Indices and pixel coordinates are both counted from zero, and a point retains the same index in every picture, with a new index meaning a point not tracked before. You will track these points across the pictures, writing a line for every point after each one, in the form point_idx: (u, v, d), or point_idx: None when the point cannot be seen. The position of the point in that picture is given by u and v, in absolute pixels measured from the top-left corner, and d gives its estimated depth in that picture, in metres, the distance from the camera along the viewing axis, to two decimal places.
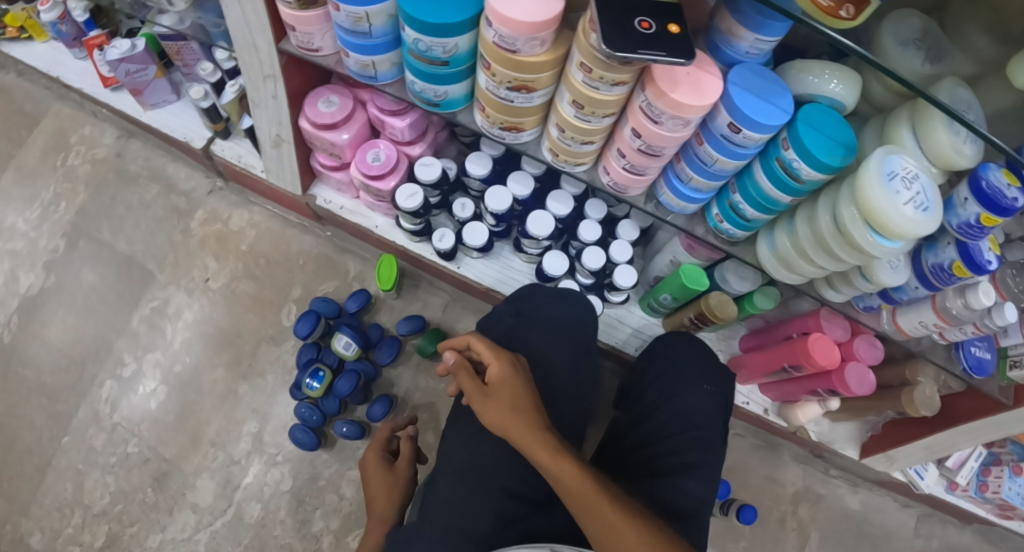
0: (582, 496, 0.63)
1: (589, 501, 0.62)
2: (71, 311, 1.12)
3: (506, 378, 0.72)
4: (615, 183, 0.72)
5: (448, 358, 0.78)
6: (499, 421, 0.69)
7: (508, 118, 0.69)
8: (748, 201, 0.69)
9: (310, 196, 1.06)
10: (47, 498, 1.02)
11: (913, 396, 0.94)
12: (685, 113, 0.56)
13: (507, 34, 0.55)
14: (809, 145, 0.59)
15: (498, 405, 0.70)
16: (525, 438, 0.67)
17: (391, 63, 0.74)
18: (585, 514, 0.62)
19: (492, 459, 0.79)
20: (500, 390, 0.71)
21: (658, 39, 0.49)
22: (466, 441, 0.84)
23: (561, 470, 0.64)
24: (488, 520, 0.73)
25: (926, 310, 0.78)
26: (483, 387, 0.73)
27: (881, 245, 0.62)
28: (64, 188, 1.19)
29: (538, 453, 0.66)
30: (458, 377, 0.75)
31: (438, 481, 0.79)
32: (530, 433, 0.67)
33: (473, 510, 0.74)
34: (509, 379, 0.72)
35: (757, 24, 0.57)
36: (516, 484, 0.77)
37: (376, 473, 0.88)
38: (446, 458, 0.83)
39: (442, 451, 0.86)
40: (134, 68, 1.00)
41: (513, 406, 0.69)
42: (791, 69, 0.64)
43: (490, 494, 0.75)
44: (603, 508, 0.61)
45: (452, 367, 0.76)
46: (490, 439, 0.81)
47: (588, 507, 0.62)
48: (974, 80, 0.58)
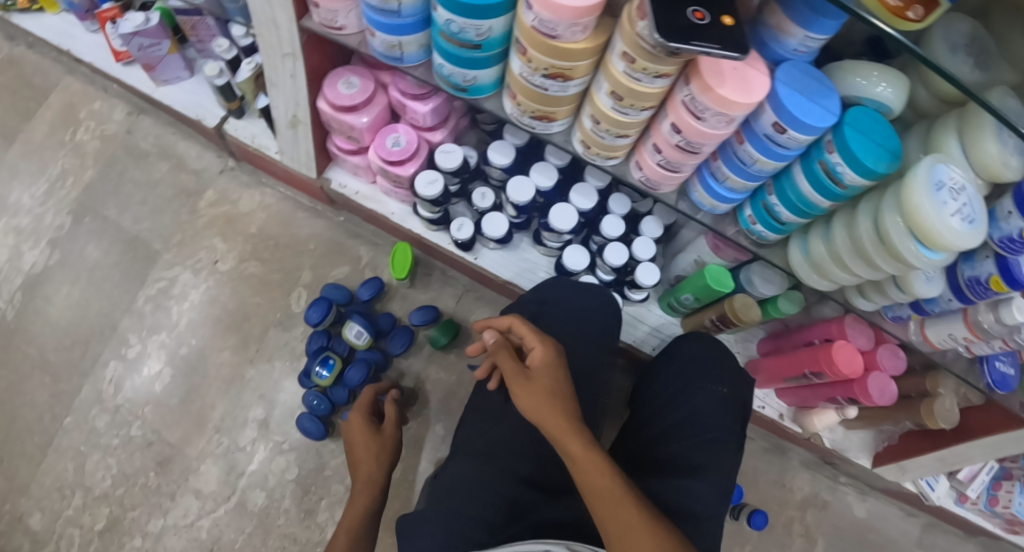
0: (605, 494, 0.61)
1: (612, 502, 0.61)
2: (76, 289, 1.09)
3: (548, 364, 0.71)
4: (647, 179, 0.70)
5: (489, 338, 0.78)
6: (535, 404, 0.67)
7: (540, 108, 0.67)
8: (785, 203, 0.67)
9: (325, 178, 1.04)
10: (48, 478, 1.00)
11: (932, 407, 0.92)
12: (731, 110, 0.53)
13: (548, 18, 0.52)
14: (855, 149, 0.57)
15: (537, 390, 0.68)
16: (556, 424, 0.65)
17: (419, 45, 0.71)
18: (602, 512, 0.61)
19: (510, 445, 0.78)
20: (541, 375, 0.69)
21: (712, 31, 0.46)
22: (484, 429, 0.82)
23: (588, 462, 0.63)
24: (500, 508, 0.69)
25: (957, 323, 0.76)
26: (525, 370, 0.71)
27: (922, 256, 0.60)
28: (72, 164, 1.16)
29: (566, 442, 0.64)
30: (496, 357, 0.74)
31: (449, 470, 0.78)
32: (563, 423, 0.65)
33: (482, 496, 0.70)
34: (554, 364, 0.70)
35: (808, 20, 0.54)
36: (534, 472, 0.75)
37: (359, 438, 0.88)
38: (463, 444, 0.82)
39: (456, 440, 0.84)
40: (147, 43, 0.97)
41: (554, 394, 0.68)
42: (836, 70, 0.62)
43: (505, 481, 0.72)
44: (625, 509, 0.60)
45: (492, 349, 0.75)
46: (511, 424, 0.81)
47: (606, 506, 0.61)
48: None
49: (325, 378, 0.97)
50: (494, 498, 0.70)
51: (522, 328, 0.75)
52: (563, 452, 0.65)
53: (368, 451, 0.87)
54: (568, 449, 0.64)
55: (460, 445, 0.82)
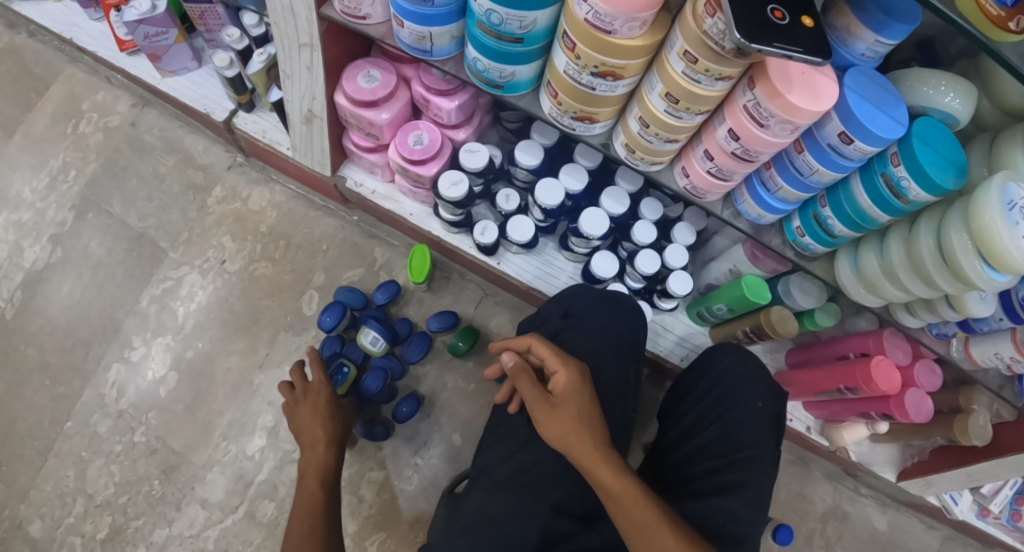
0: (639, 521, 0.59)
1: (648, 529, 0.59)
2: (78, 287, 1.05)
3: (574, 389, 0.65)
4: (693, 186, 0.69)
5: (506, 360, 0.70)
6: (564, 434, 0.62)
7: (583, 107, 0.64)
8: (839, 216, 0.64)
9: (339, 177, 0.99)
10: (48, 485, 0.96)
11: (966, 424, 0.89)
12: (797, 118, 0.50)
13: (605, 11, 0.49)
14: (923, 162, 0.53)
15: (566, 419, 0.63)
16: (585, 453, 0.61)
17: (450, 37, 0.67)
18: (639, 543, 0.59)
19: (540, 471, 0.74)
20: (567, 403, 0.64)
21: (794, 30, 0.45)
22: (508, 453, 0.78)
23: (623, 491, 0.60)
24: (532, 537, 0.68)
25: (1005, 343, 0.72)
26: (549, 396, 0.66)
27: (987, 277, 0.56)
28: (74, 157, 1.11)
29: (598, 471, 0.61)
30: (517, 382, 0.67)
31: (475, 493, 0.74)
32: (594, 452, 0.61)
33: (515, 527, 0.68)
34: (579, 389, 0.65)
35: (880, 24, 0.51)
36: (562, 500, 0.72)
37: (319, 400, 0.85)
38: (486, 470, 0.78)
39: (478, 467, 0.81)
40: (153, 31, 0.92)
41: (583, 420, 0.63)
42: (901, 78, 0.58)
43: (538, 511, 0.70)
44: (663, 536, 0.59)
45: (511, 374, 0.68)
46: (535, 451, 0.76)
47: (643, 535, 0.59)
48: None
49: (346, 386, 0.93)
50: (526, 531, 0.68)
51: (543, 349, 0.70)
52: (595, 480, 0.61)
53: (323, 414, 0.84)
54: (600, 481, 0.61)
55: (481, 471, 0.79)
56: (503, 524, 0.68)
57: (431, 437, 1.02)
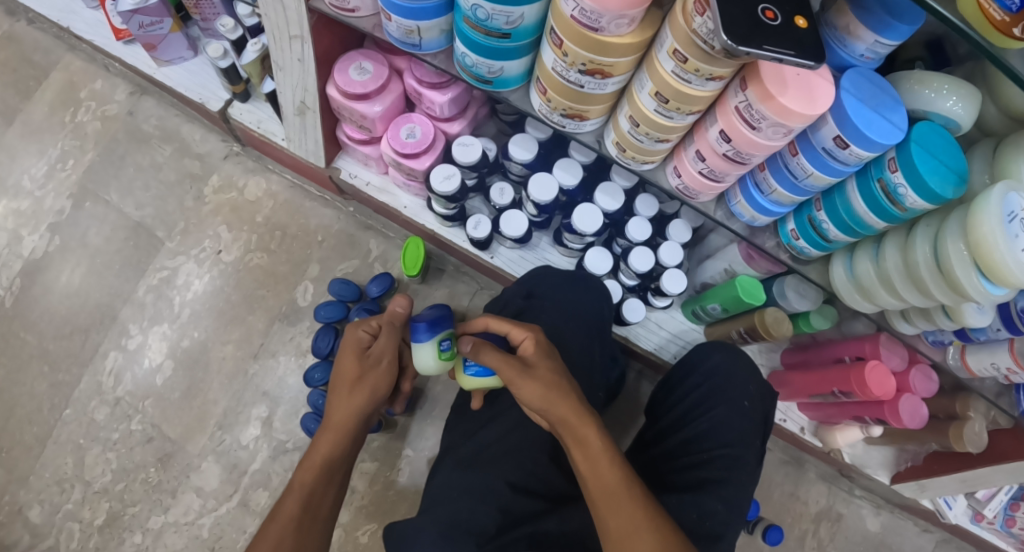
0: (606, 482, 0.56)
1: (613, 494, 0.55)
2: (77, 274, 1.06)
3: (544, 353, 0.64)
4: (685, 187, 0.67)
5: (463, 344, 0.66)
6: (546, 394, 0.60)
7: (573, 105, 0.62)
8: (834, 221, 0.62)
9: (334, 168, 0.98)
10: (47, 471, 0.98)
11: (961, 431, 0.89)
12: (790, 121, 0.49)
13: (591, 8, 0.48)
14: (921, 169, 0.51)
15: (544, 377, 0.61)
16: (567, 412, 0.59)
17: (439, 30, 0.66)
18: (604, 509, 0.55)
19: (504, 448, 0.73)
20: (540, 360, 0.63)
21: (787, 32, 0.44)
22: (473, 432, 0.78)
23: (600, 450, 0.58)
24: (491, 517, 0.66)
25: (1002, 353, 0.71)
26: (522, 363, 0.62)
27: (983, 289, 0.55)
28: (72, 145, 1.11)
29: (579, 430, 0.59)
30: (483, 356, 0.62)
31: (443, 472, 0.74)
32: (574, 407, 0.60)
33: (475, 504, 0.67)
34: (549, 351, 0.65)
35: (882, 24, 0.50)
36: (523, 478, 0.71)
37: (350, 375, 0.64)
38: (453, 449, 0.78)
39: (446, 448, 0.80)
40: (148, 21, 0.91)
41: (560, 376, 0.62)
42: (903, 80, 0.56)
43: (494, 489, 0.69)
44: (629, 505, 0.55)
45: (473, 353, 0.64)
46: (496, 429, 0.76)
47: (611, 501, 0.55)
48: None
49: (468, 377, 0.69)
50: (486, 506, 0.67)
51: (502, 325, 0.68)
52: (574, 440, 0.59)
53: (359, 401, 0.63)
54: (581, 436, 0.59)
55: (449, 448, 0.79)
56: (465, 500, 0.67)
57: (423, 429, 1.03)
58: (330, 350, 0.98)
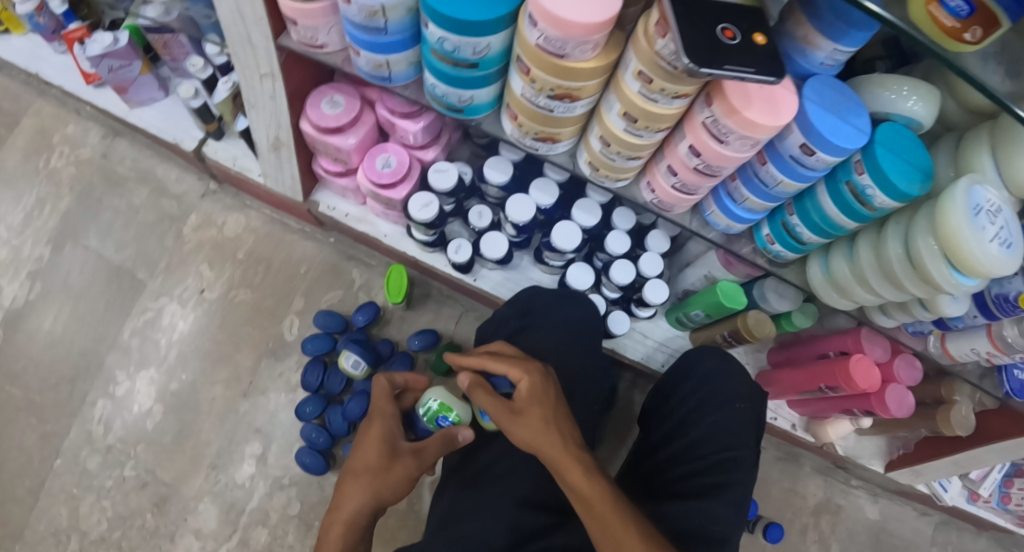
0: (606, 520, 0.57)
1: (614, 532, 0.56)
2: (61, 323, 1.04)
3: (538, 396, 0.62)
4: (659, 201, 0.68)
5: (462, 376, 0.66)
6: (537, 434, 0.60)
7: (544, 129, 0.63)
8: (807, 224, 0.63)
9: (312, 202, 0.99)
10: (41, 524, 0.96)
11: (949, 415, 0.90)
12: (757, 133, 0.50)
13: (555, 36, 0.49)
14: (887, 170, 0.53)
15: (534, 421, 0.61)
16: (557, 455, 0.60)
17: (407, 62, 0.67)
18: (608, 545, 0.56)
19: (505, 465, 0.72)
20: (529, 404, 0.62)
21: (746, 50, 0.43)
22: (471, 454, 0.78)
23: (593, 492, 0.58)
24: (500, 537, 0.66)
25: (981, 338, 0.73)
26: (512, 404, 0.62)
27: (955, 281, 0.56)
28: (47, 191, 1.10)
29: (569, 473, 0.59)
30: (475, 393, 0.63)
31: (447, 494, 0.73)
32: (564, 449, 0.60)
33: (483, 523, 0.67)
34: (542, 393, 0.63)
35: (839, 33, 0.50)
36: (528, 492, 0.70)
37: (375, 464, 0.63)
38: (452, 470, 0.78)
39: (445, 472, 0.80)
40: (117, 64, 0.92)
41: (550, 420, 0.61)
42: (864, 84, 0.58)
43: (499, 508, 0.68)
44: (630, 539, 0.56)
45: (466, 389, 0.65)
46: (496, 447, 0.75)
47: (612, 536, 0.56)
48: None
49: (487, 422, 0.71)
50: (493, 526, 0.66)
51: (498, 366, 0.65)
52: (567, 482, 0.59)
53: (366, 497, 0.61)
54: (571, 479, 0.59)
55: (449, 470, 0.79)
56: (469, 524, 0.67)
57: None
58: (321, 384, 0.98)
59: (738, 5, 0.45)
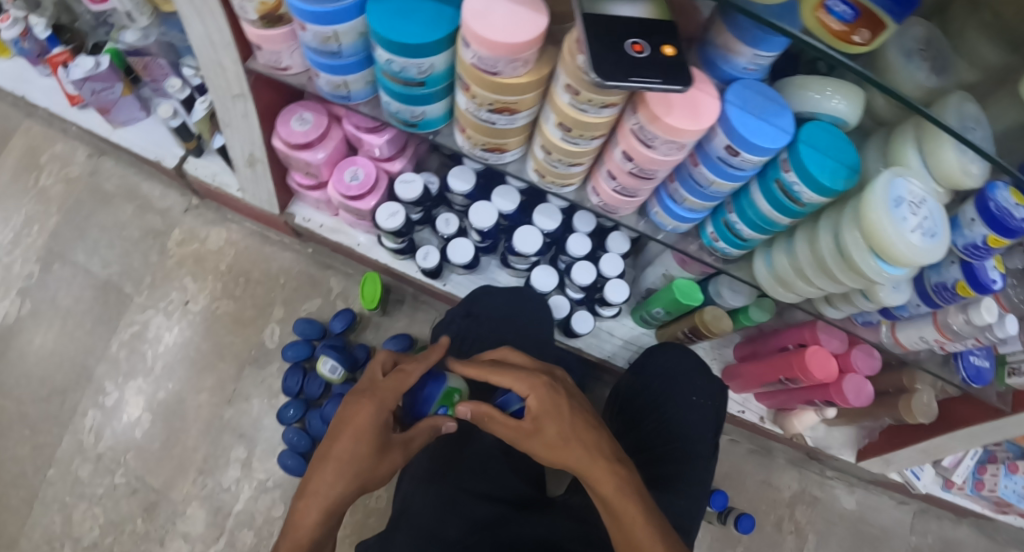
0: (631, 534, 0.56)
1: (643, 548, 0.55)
2: (52, 337, 1.08)
3: (549, 408, 0.60)
4: (604, 204, 0.71)
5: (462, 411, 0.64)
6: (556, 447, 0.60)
7: (490, 140, 0.67)
8: (745, 221, 0.66)
9: (288, 214, 1.03)
10: (36, 532, 1.00)
11: (910, 403, 0.93)
12: (680, 137, 0.53)
13: (487, 55, 0.53)
14: (811, 167, 0.56)
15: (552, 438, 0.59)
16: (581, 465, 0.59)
17: (364, 82, 0.71)
18: None
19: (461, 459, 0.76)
20: (549, 423, 0.60)
21: (653, 62, 0.46)
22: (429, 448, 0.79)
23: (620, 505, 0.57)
24: (456, 525, 0.67)
25: (928, 327, 0.75)
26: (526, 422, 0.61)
27: (880, 270, 0.59)
28: (36, 210, 1.15)
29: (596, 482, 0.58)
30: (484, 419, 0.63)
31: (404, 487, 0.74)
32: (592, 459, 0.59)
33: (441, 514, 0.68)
34: (553, 408, 0.60)
35: (756, 39, 0.52)
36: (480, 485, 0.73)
37: (362, 453, 0.59)
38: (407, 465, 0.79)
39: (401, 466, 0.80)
40: (99, 87, 0.96)
41: (570, 431, 0.60)
42: (790, 85, 0.59)
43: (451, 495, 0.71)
44: None
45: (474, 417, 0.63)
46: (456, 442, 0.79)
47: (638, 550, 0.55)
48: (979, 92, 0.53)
49: None
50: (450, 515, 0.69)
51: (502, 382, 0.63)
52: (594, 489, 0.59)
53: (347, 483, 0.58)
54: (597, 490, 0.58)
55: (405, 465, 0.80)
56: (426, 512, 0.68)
57: None
58: (300, 389, 1.02)
59: (648, 19, 0.48)
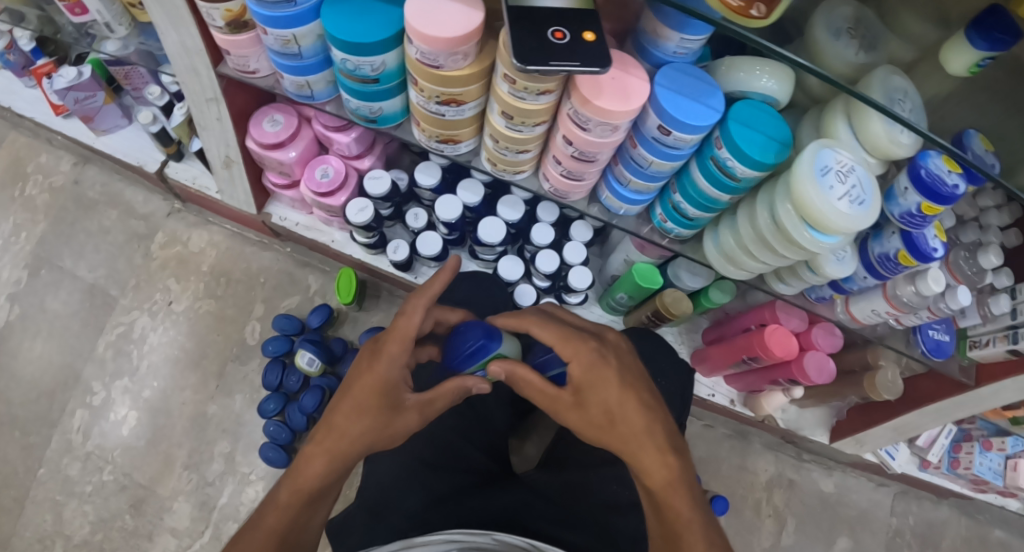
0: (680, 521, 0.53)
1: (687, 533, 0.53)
2: (40, 341, 1.12)
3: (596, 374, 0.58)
4: (555, 189, 0.75)
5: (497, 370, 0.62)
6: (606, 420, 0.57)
7: (443, 132, 0.70)
8: (688, 200, 0.69)
9: (265, 214, 1.06)
10: (28, 531, 1.02)
11: (874, 380, 0.94)
12: (612, 118, 0.57)
13: (427, 50, 0.56)
14: (741, 143, 0.58)
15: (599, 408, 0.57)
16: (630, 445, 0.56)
17: (326, 82, 0.74)
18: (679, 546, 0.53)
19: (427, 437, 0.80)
20: (592, 395, 0.58)
21: (573, 47, 0.50)
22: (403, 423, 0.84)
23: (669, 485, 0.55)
24: (416, 498, 0.72)
25: (878, 299, 0.77)
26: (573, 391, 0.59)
27: (814, 239, 0.61)
28: (23, 218, 1.18)
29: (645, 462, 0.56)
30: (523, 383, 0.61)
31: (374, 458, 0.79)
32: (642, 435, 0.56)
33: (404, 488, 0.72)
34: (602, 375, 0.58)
35: (680, 23, 0.55)
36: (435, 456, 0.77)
37: (374, 404, 0.58)
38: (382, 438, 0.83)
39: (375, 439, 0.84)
40: (82, 96, 0.99)
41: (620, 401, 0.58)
42: (721, 67, 0.62)
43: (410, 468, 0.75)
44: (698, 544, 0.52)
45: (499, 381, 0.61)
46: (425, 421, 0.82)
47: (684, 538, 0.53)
48: (910, 67, 0.56)
49: None
50: (413, 489, 0.73)
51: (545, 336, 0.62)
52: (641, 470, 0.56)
53: (360, 430, 0.58)
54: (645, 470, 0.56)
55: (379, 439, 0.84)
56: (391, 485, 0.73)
57: None
58: (280, 384, 1.05)
59: (570, 9, 0.52)
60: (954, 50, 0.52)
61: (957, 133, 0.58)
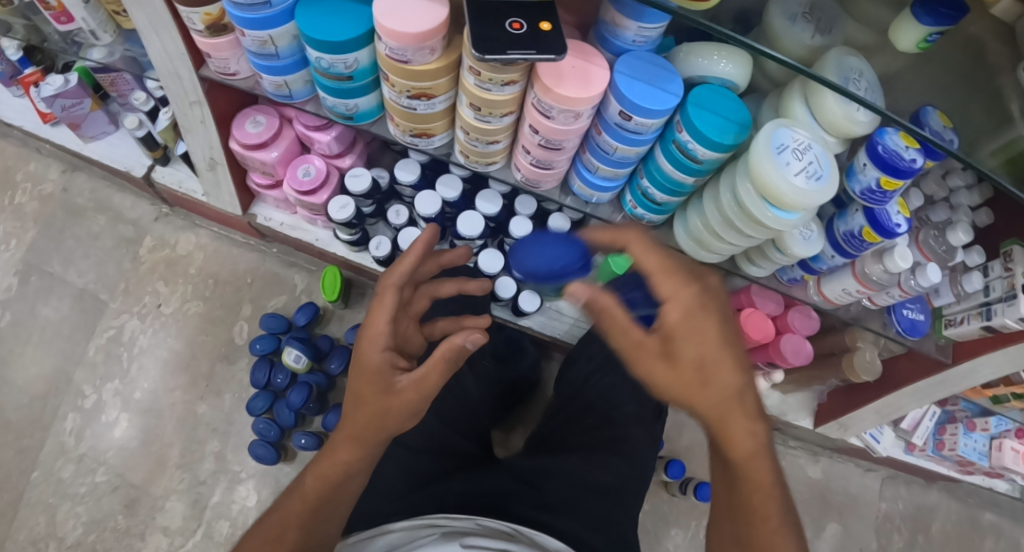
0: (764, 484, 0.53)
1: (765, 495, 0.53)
2: (32, 346, 1.13)
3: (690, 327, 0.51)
4: (527, 178, 0.77)
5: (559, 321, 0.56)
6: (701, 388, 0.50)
7: (416, 125, 0.72)
8: (655, 185, 0.71)
9: (250, 215, 1.08)
10: (22, 533, 1.03)
11: (853, 361, 0.96)
12: (575, 105, 0.59)
13: (396, 46, 0.58)
14: (701, 126, 0.60)
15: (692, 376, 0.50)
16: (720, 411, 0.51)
17: (304, 81, 0.76)
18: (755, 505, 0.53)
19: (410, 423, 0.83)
20: (680, 350, 0.51)
21: (531, 37, 0.52)
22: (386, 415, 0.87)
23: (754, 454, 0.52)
24: (400, 480, 0.74)
25: (848, 278, 0.79)
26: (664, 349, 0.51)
27: (775, 216, 0.63)
28: (13, 226, 1.20)
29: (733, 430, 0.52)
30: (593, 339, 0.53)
31: None
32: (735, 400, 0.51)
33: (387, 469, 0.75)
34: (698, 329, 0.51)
35: (638, 12, 0.58)
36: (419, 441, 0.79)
37: (371, 394, 0.57)
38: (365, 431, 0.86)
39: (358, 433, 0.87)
40: (69, 103, 1.01)
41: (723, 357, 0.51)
42: (679, 53, 0.64)
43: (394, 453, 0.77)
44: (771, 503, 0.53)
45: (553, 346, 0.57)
46: None
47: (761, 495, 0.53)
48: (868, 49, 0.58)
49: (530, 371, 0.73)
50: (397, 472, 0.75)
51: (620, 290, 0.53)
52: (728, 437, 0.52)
53: (365, 419, 0.56)
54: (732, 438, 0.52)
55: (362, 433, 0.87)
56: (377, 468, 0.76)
57: None
58: (268, 381, 1.06)
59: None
60: (902, 28, 0.54)
61: (915, 112, 0.57)
